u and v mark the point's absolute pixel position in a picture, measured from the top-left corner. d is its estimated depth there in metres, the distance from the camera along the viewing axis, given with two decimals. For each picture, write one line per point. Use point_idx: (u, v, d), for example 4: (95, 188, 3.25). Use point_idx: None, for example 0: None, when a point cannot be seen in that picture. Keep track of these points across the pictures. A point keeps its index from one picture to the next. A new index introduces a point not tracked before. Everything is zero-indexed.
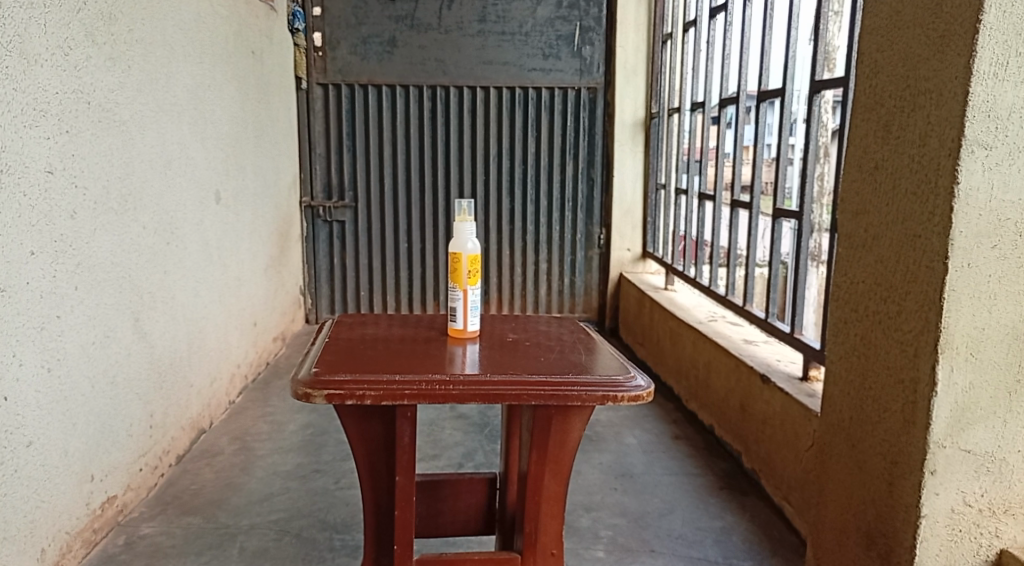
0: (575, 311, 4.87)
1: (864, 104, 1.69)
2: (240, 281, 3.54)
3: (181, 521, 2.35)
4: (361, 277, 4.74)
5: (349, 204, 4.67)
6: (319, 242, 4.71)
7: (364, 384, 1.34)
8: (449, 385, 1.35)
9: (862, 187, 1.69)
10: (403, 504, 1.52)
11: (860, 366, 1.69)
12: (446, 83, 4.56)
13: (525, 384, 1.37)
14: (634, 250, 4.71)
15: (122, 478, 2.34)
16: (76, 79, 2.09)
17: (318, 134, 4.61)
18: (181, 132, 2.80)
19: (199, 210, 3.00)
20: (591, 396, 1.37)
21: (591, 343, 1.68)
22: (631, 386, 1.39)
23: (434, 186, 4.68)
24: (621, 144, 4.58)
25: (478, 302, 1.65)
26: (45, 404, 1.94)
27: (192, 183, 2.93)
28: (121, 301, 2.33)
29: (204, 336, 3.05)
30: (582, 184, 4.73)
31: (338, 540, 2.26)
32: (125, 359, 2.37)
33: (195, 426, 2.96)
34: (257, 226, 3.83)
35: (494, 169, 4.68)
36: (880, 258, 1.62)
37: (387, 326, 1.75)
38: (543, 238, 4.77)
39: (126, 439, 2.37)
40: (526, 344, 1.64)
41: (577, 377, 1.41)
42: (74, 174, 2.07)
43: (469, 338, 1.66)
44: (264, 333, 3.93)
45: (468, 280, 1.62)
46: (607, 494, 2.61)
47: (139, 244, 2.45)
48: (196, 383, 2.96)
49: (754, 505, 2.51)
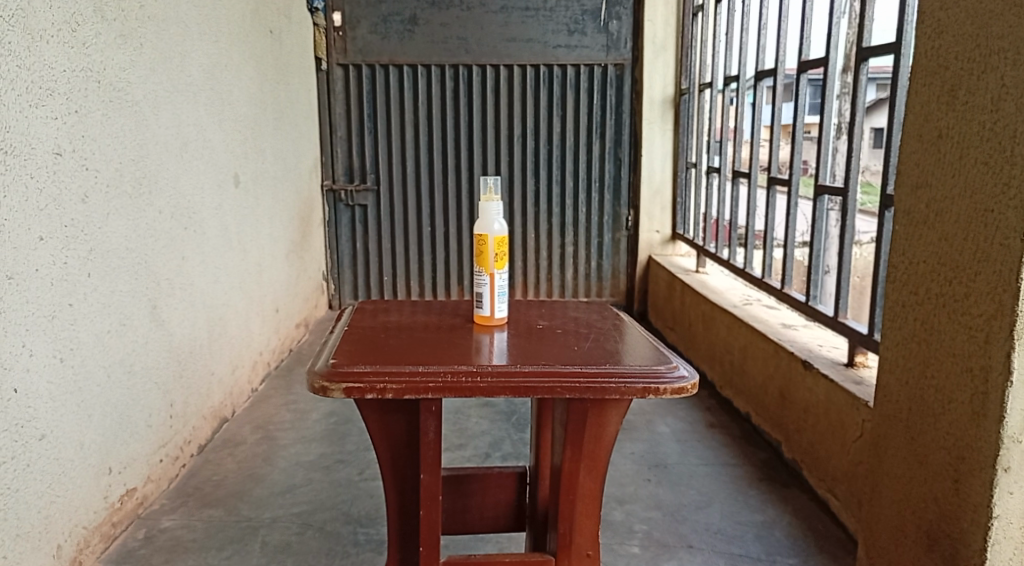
0: (602, 296, 4.76)
1: (925, 68, 1.56)
2: (261, 267, 3.47)
3: (202, 514, 2.29)
4: (384, 262, 4.66)
5: (371, 188, 4.58)
6: (342, 227, 4.64)
7: (386, 377, 1.24)
8: (477, 377, 1.24)
9: (923, 159, 1.56)
10: (428, 504, 1.42)
11: (921, 353, 1.58)
12: (469, 61, 4.44)
13: (559, 376, 1.26)
14: (663, 232, 4.58)
15: (141, 470, 2.28)
16: (85, 57, 2.00)
17: (338, 117, 4.52)
18: (197, 113, 2.72)
19: (217, 194, 2.92)
20: (631, 389, 1.26)
21: (626, 330, 1.57)
22: (675, 377, 1.28)
23: (457, 168, 4.57)
24: (649, 122, 4.43)
25: (505, 287, 1.54)
26: (58, 396, 1.87)
27: (209, 165, 2.84)
28: (137, 288, 2.26)
29: (224, 323, 2.98)
30: (609, 164, 4.60)
31: (362, 534, 2.18)
32: (143, 347, 2.30)
33: (217, 415, 2.90)
34: (278, 210, 3.75)
35: (518, 149, 4.56)
36: (945, 236, 1.50)
37: (412, 314, 1.65)
38: (569, 221, 4.65)
39: (145, 429, 2.30)
40: (558, 332, 1.53)
41: (615, 367, 1.30)
42: (84, 156, 1.99)
43: (497, 326, 1.55)
44: (286, 320, 3.86)
45: (495, 263, 1.51)
46: (641, 486, 2.50)
47: (154, 229, 2.37)
48: (217, 371, 2.89)
49: (796, 497, 2.39)
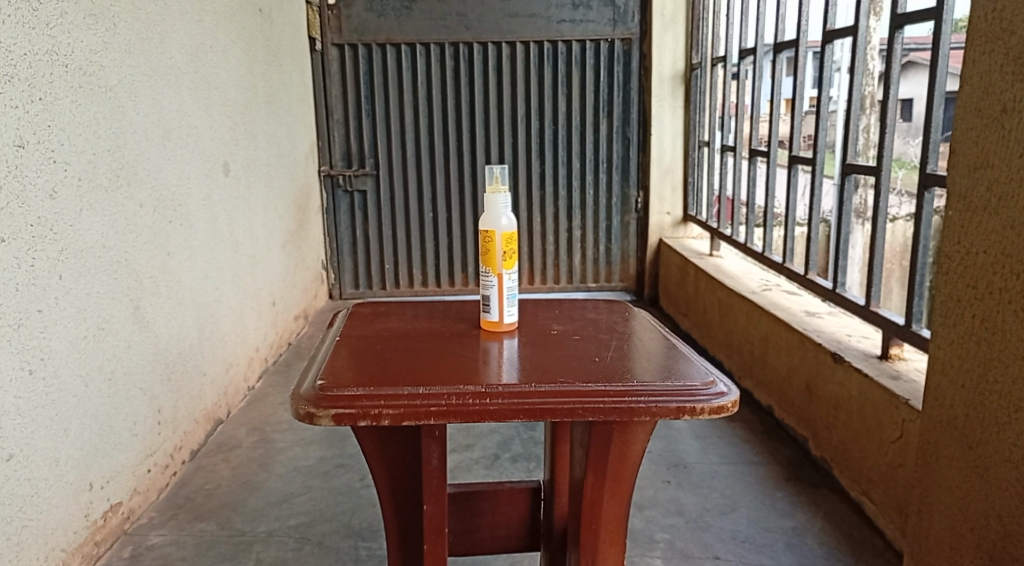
0: (611, 281, 4.60)
1: (984, 34, 1.38)
2: (255, 258, 3.30)
3: (193, 528, 2.14)
4: (385, 250, 4.50)
5: (371, 172, 4.40)
6: (341, 214, 4.47)
7: (382, 400, 1.07)
8: (485, 398, 1.08)
9: (983, 137, 1.39)
10: (433, 538, 1.26)
11: (980, 354, 1.42)
12: (469, 39, 4.24)
13: (580, 395, 1.10)
14: (674, 214, 4.40)
15: (126, 482, 2.12)
16: (48, 39, 1.83)
17: (335, 99, 4.33)
18: (180, 97, 2.54)
19: (205, 184, 2.75)
20: (663, 410, 1.10)
21: (650, 335, 1.40)
22: (712, 395, 1.11)
23: (458, 151, 4.40)
24: (658, 99, 4.24)
25: (514, 289, 1.38)
26: (27, 411, 1.71)
27: (195, 154, 2.67)
28: (116, 288, 2.09)
29: (216, 320, 2.82)
30: (617, 143, 4.41)
31: (364, 549, 2.04)
32: (126, 351, 2.14)
33: (211, 418, 2.75)
34: (272, 198, 3.58)
35: (522, 130, 4.38)
36: (1010, 224, 1.34)
37: (409, 319, 1.48)
38: (576, 203, 4.47)
39: (130, 439, 2.15)
40: (574, 338, 1.36)
41: (642, 384, 1.13)
42: (50, 147, 1.83)
43: (506, 333, 1.39)
44: (284, 313, 3.71)
45: (503, 263, 1.35)
46: (660, 489, 2.35)
47: (135, 224, 2.21)
48: (210, 370, 2.74)
49: (827, 501, 2.24)
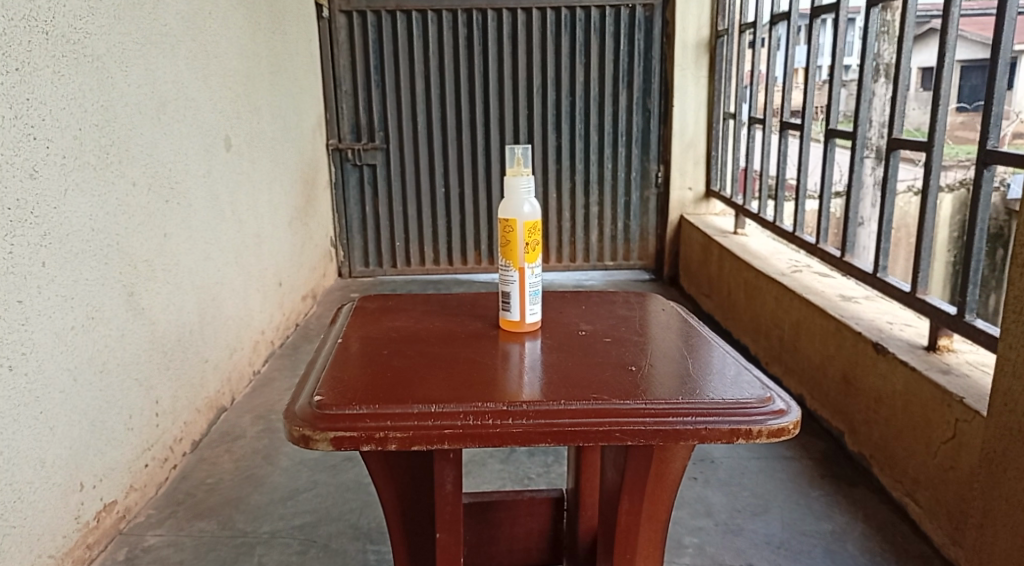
0: (630, 259, 4.43)
1: None
2: (260, 237, 3.16)
3: (192, 527, 2.01)
4: (396, 227, 4.35)
5: (381, 146, 4.24)
6: (350, 189, 4.31)
7: (388, 421, 0.93)
8: (509, 420, 0.94)
9: None
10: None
11: None
12: (483, 5, 4.05)
13: (617, 415, 0.95)
14: (696, 189, 4.22)
15: (122, 479, 2.00)
16: (26, 3, 1.67)
17: (343, 69, 4.16)
18: (176, 67, 2.38)
19: (206, 160, 2.60)
20: (714, 433, 0.95)
21: (689, 336, 1.25)
22: (770, 416, 0.96)
23: (472, 123, 4.22)
24: (681, 68, 4.05)
25: (538, 285, 1.23)
26: (6, 411, 1.58)
27: (194, 128, 2.52)
28: (108, 274, 1.95)
29: (218, 304, 2.68)
30: (637, 115, 4.22)
31: (373, 553, 1.91)
32: (120, 341, 2.00)
33: (213, 406, 2.62)
34: (278, 174, 3.42)
35: (538, 101, 4.19)
36: None
37: (418, 317, 1.33)
38: (593, 178, 4.30)
39: (126, 433, 2.02)
40: (605, 341, 1.21)
41: (688, 400, 0.98)
42: (30, 122, 1.68)
43: (528, 334, 1.25)
44: (291, 294, 3.57)
45: (525, 255, 1.20)
46: (687, 487, 2.21)
47: (128, 204, 2.06)
48: (211, 356, 2.60)
49: (867, 502, 2.10)
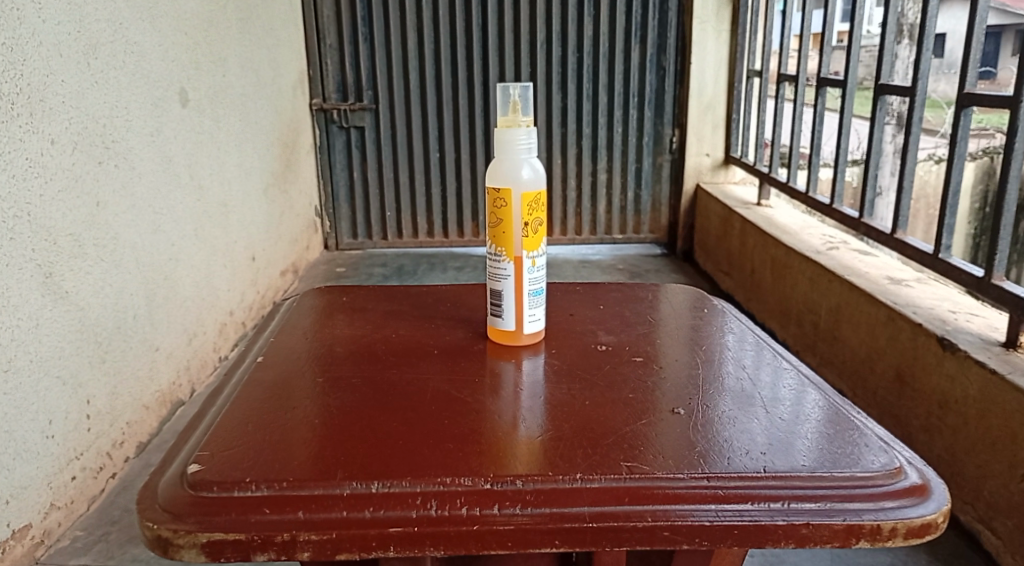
0: (640, 232, 4.07)
1: None
2: (228, 206, 2.80)
3: (124, 555, 1.69)
4: (386, 196, 3.98)
5: (369, 106, 3.86)
6: (336, 153, 3.94)
7: (300, 513, 0.69)
8: (492, 512, 0.70)
9: None
10: None
11: None
12: None
13: (646, 503, 0.71)
14: (715, 156, 3.87)
15: (38, 498, 1.66)
16: None
17: (327, 20, 3.76)
18: (112, 5, 2.01)
19: (155, 116, 2.24)
20: (822, 532, 0.70)
21: (743, 353, 0.98)
22: (902, 506, 0.72)
23: (468, 82, 3.83)
24: (700, 21, 3.67)
25: (540, 283, 0.93)
26: None
27: (140, 78, 2.16)
28: (15, 253, 1.60)
29: (174, 282, 2.34)
30: (650, 74, 3.83)
31: None
32: (34, 332, 1.65)
33: (168, 399, 2.28)
34: (250, 135, 3.05)
35: (542, 57, 3.80)
36: None
37: (378, 321, 1.04)
38: (602, 143, 3.91)
39: (46, 443, 1.69)
40: (634, 362, 0.94)
41: (759, 477, 0.73)
42: None
43: (527, 348, 0.96)
44: (267, 269, 3.22)
45: (525, 242, 0.90)
46: None
47: (45, 167, 1.71)
48: (165, 344, 2.26)
49: None
